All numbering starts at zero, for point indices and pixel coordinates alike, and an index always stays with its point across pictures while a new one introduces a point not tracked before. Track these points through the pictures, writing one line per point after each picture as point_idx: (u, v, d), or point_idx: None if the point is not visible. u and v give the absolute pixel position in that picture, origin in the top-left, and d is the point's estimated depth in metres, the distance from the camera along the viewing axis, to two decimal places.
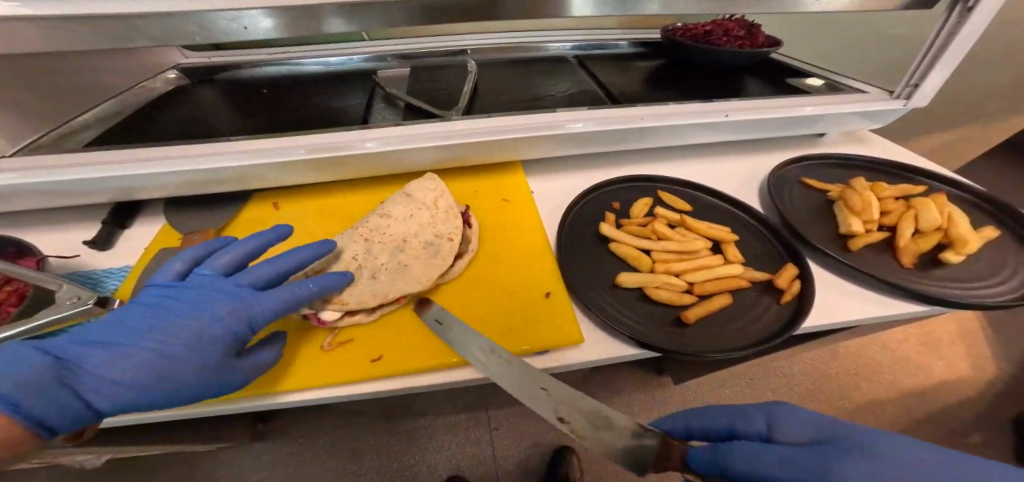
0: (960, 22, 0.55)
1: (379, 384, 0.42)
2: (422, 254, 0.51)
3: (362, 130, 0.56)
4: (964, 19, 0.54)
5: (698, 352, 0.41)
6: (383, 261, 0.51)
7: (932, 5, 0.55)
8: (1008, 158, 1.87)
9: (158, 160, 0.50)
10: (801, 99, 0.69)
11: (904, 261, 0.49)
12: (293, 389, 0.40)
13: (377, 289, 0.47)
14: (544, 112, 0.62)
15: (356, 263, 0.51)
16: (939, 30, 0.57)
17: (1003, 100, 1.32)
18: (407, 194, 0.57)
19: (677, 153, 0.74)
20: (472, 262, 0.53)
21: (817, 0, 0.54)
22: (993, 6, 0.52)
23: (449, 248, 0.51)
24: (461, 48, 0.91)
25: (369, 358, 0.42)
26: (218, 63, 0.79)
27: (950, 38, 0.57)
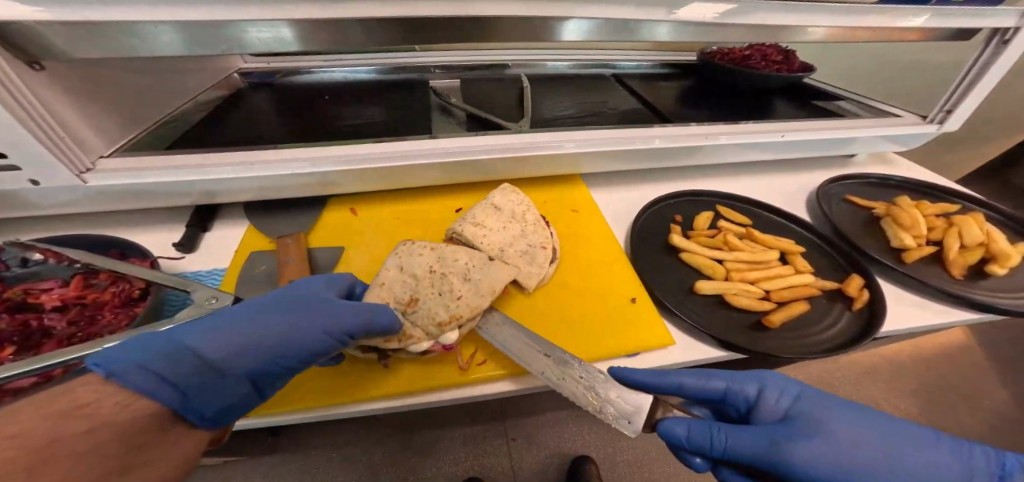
0: (995, 53, 0.61)
1: (488, 388, 0.44)
2: (518, 264, 0.50)
3: (445, 140, 0.58)
4: (999, 51, 0.60)
5: (783, 355, 0.44)
6: (465, 262, 0.49)
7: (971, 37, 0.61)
8: (981, 185, 2.03)
9: (255, 164, 0.50)
10: (841, 123, 0.75)
11: (955, 272, 0.54)
12: (409, 393, 0.42)
13: (477, 288, 0.46)
14: (614, 129, 0.65)
15: (436, 276, 0.47)
16: (976, 59, 0.63)
17: (991, 130, 1.44)
18: (494, 204, 0.55)
19: (722, 169, 0.79)
20: (559, 273, 0.54)
21: (872, 34, 0.59)
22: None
23: (545, 256, 0.51)
24: (509, 64, 0.95)
25: (477, 361, 0.45)
26: (278, 68, 0.80)
27: (985, 67, 0.63)
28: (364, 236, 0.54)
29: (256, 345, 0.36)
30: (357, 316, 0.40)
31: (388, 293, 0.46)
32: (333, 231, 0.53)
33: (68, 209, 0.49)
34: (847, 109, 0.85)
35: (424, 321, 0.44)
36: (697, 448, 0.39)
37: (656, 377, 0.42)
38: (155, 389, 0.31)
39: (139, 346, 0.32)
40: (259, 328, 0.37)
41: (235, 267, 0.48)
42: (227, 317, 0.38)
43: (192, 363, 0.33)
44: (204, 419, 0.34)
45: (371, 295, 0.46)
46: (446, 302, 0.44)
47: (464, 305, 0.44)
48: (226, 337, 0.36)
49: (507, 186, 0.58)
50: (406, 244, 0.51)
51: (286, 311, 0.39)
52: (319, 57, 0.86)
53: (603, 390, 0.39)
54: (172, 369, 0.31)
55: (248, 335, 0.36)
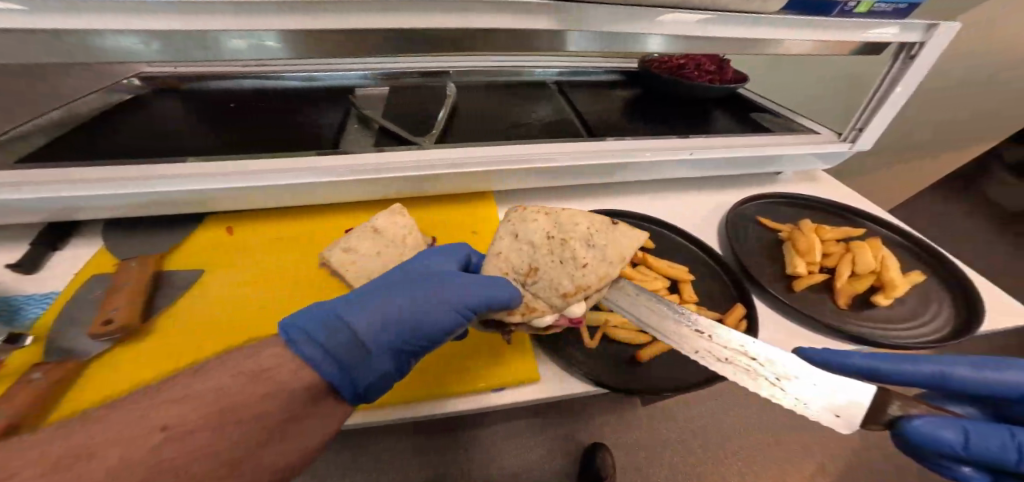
0: (903, 69, 0.59)
1: None
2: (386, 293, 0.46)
3: (328, 158, 0.55)
4: (906, 67, 0.58)
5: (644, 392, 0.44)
6: (583, 228, 0.49)
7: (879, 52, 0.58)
8: (947, 194, 2.03)
9: (106, 183, 0.47)
10: (762, 141, 0.73)
11: (841, 301, 0.53)
12: None
13: (600, 255, 0.47)
14: (519, 146, 0.63)
15: (556, 244, 0.48)
16: (884, 74, 0.61)
17: None
18: (373, 227, 0.50)
19: (646, 186, 0.77)
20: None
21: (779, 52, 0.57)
22: (931, 57, 0.56)
23: None
24: (441, 70, 0.91)
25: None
26: (184, 73, 0.77)
27: (893, 83, 0.61)
28: (229, 257, 0.51)
29: (393, 320, 0.41)
30: (453, 291, 0.42)
31: (506, 263, 0.49)
32: (199, 252, 0.51)
33: None
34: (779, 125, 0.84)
35: (548, 294, 0.45)
36: (975, 454, 0.34)
37: (913, 362, 0.39)
38: (310, 360, 0.36)
39: (334, 328, 0.38)
40: (400, 305, 0.42)
41: (67, 291, 0.46)
42: (387, 293, 0.43)
43: (344, 336, 0.38)
44: (352, 391, 0.38)
45: (492, 267, 0.49)
46: (569, 272, 0.46)
47: (590, 276, 0.45)
48: (377, 314, 0.41)
49: (396, 207, 0.53)
50: (519, 210, 0.51)
51: (419, 288, 0.43)
52: (236, 60, 0.83)
53: (743, 362, 0.41)
54: (330, 344, 0.37)
55: (410, 308, 0.41)
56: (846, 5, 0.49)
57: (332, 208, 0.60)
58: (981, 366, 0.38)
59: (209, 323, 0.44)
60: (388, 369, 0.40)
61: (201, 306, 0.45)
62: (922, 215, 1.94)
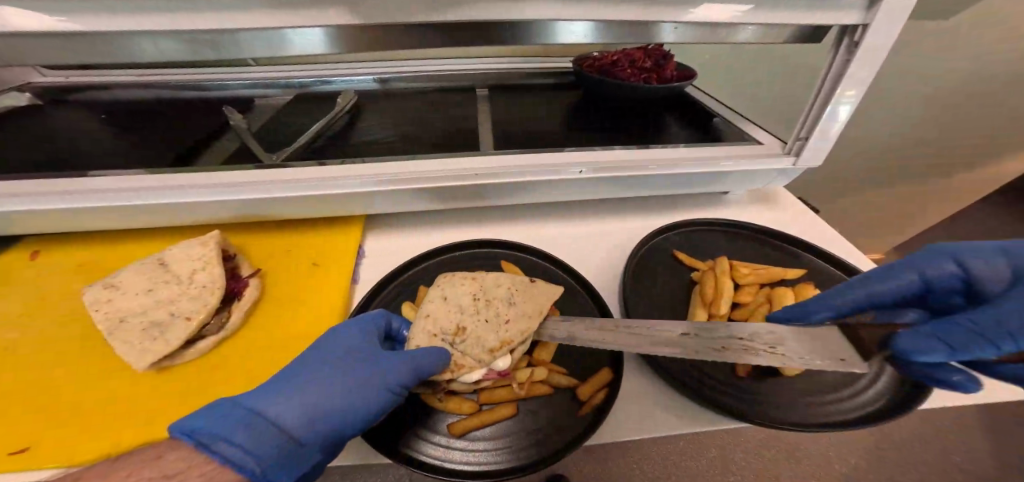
0: (848, 61, 0.45)
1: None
2: (136, 340, 0.37)
3: (134, 175, 0.47)
4: (850, 57, 0.44)
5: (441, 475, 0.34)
6: (507, 285, 0.44)
7: (816, 39, 0.45)
8: (1002, 209, 1.72)
9: None
10: (697, 153, 0.59)
11: (740, 369, 0.40)
12: None
13: (523, 309, 0.42)
14: (374, 162, 0.53)
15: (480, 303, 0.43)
16: (827, 69, 0.47)
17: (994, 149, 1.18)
18: (162, 258, 0.43)
19: (555, 207, 0.65)
20: (225, 344, 0.42)
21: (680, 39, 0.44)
22: (881, 43, 0.43)
23: (181, 333, 0.38)
24: (351, 75, 0.83)
25: (10, 449, 0.32)
26: (74, 84, 0.74)
27: (838, 80, 0.47)
28: (7, 286, 0.45)
29: (324, 405, 0.34)
30: (409, 359, 0.38)
31: (433, 327, 0.41)
32: None
33: None
34: (730, 131, 0.69)
35: (476, 350, 0.40)
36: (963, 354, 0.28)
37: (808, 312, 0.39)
38: (235, 463, 0.28)
39: (221, 415, 0.30)
40: (335, 385, 0.35)
41: None
42: (299, 370, 0.36)
43: (268, 432, 0.30)
44: None
45: (418, 332, 0.41)
46: (494, 329, 0.41)
47: (512, 330, 0.40)
48: (294, 400, 0.33)
49: (207, 234, 0.46)
50: (444, 274, 0.45)
51: (349, 364, 0.37)
52: (137, 70, 0.80)
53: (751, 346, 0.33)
54: (247, 443, 0.29)
55: (328, 389, 0.35)
56: None
57: (158, 232, 0.53)
58: (843, 291, 0.38)
59: None
60: (317, 460, 0.33)
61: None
62: (968, 233, 1.65)
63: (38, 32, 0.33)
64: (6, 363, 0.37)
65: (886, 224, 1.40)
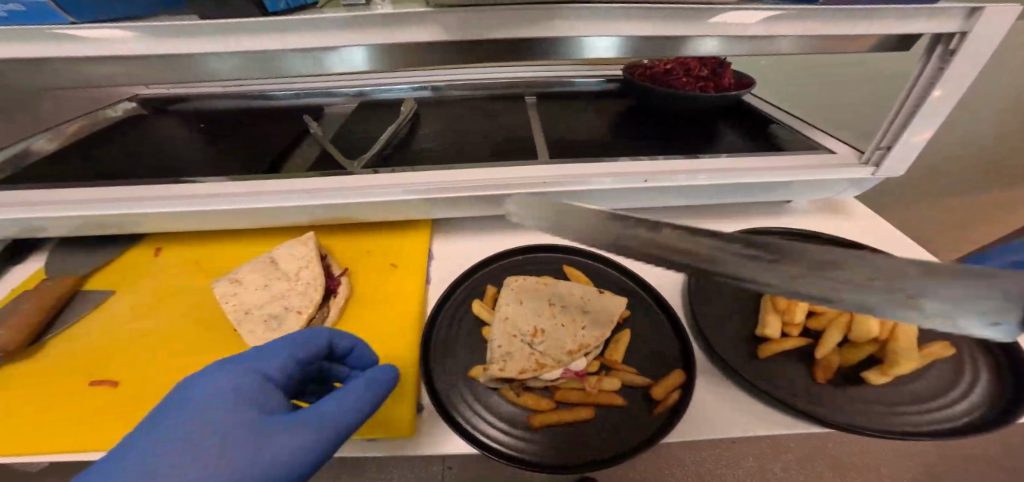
0: (942, 68, 0.44)
1: None
2: (258, 330, 0.43)
3: (243, 182, 0.53)
4: (945, 64, 0.43)
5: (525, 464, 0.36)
6: (580, 294, 0.46)
7: (907, 46, 0.44)
8: None
9: (44, 206, 0.50)
10: (761, 162, 0.59)
11: (819, 377, 0.41)
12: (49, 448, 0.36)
13: (598, 316, 0.43)
14: (449, 171, 0.57)
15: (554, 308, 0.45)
16: (916, 75, 0.46)
17: None
18: (271, 257, 0.49)
19: (612, 213, 0.66)
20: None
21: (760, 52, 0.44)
22: (982, 49, 0.42)
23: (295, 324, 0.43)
24: (411, 85, 0.88)
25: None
26: (174, 95, 0.83)
27: (928, 87, 0.46)
28: (139, 276, 0.51)
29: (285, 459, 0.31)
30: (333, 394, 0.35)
31: (513, 327, 0.42)
32: (118, 271, 0.52)
33: None
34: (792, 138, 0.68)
35: (555, 351, 0.41)
36: None
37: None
38: None
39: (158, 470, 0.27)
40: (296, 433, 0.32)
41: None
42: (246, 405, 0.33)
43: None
44: None
45: (497, 331, 0.42)
46: (572, 333, 0.42)
47: (591, 336, 0.42)
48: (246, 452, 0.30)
49: (304, 235, 0.52)
50: (515, 278, 0.47)
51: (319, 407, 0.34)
52: (220, 82, 0.87)
53: None
54: None
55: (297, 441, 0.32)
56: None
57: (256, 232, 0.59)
58: None
59: (86, 346, 0.43)
60: None
61: (90, 330, 0.45)
62: None
63: (188, 57, 0.37)
64: (146, 345, 0.43)
65: (951, 230, 1.32)
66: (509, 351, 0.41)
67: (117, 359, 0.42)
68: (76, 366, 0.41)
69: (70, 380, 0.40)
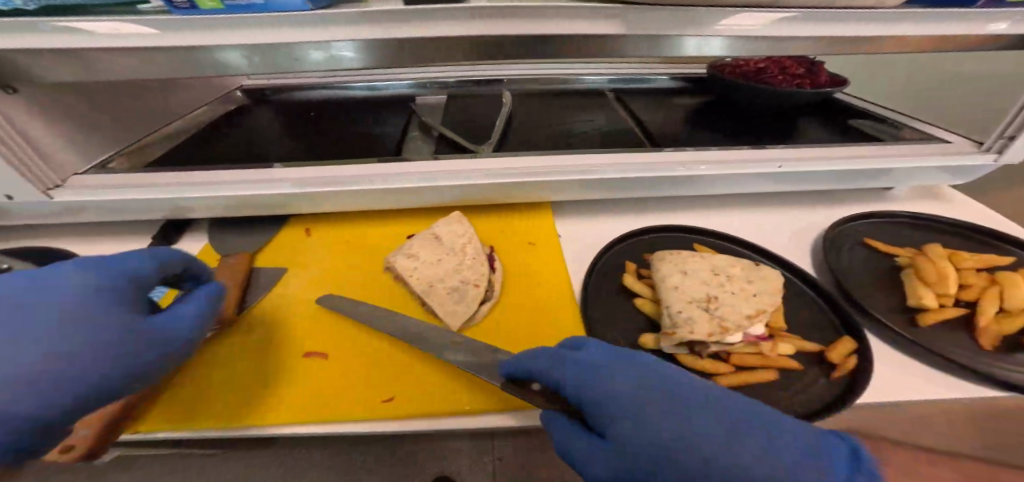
0: None
1: (381, 424, 0.39)
2: (444, 300, 0.47)
3: (393, 164, 0.56)
4: None
5: None
6: (741, 268, 0.47)
7: None
8: None
9: (214, 185, 0.53)
10: (871, 151, 0.62)
11: (986, 343, 0.43)
12: (288, 420, 0.38)
13: (764, 286, 0.45)
14: (579, 156, 0.60)
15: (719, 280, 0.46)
16: None
17: None
18: (434, 234, 0.53)
19: (719, 199, 0.69)
20: (496, 308, 0.50)
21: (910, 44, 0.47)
22: None
23: (475, 295, 0.47)
24: (497, 79, 0.91)
25: (382, 396, 0.40)
26: (275, 86, 0.86)
27: None
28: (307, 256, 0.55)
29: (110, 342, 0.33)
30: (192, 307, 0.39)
31: (685, 296, 0.44)
32: (283, 251, 0.56)
33: (48, 222, 0.54)
34: (885, 130, 0.72)
35: (734, 318, 0.42)
36: None
37: None
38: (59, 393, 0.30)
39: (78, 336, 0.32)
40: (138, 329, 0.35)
41: None
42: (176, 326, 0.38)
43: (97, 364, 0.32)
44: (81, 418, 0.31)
45: (672, 301, 0.44)
46: (745, 302, 0.43)
47: (764, 301, 0.43)
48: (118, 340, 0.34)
49: (455, 214, 0.55)
50: (671, 252, 0.49)
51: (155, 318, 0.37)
52: (315, 74, 0.90)
53: None
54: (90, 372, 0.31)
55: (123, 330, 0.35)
56: None
57: (394, 215, 0.62)
58: None
59: (286, 320, 0.47)
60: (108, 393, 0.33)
61: (282, 307, 0.49)
62: None
63: None
64: (343, 322, 0.48)
65: None
66: (690, 315, 0.43)
67: (320, 334, 0.46)
68: (282, 341, 0.45)
69: (285, 352, 0.44)
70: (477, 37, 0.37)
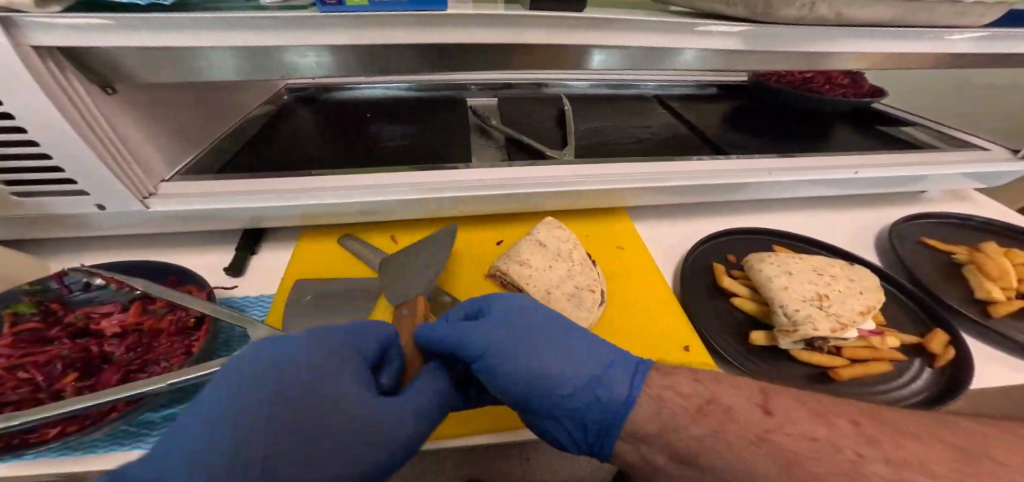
0: None
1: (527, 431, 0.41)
2: (565, 306, 0.48)
3: (488, 170, 0.55)
4: None
5: None
6: (838, 268, 0.50)
7: None
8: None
9: (308, 192, 0.50)
10: (919, 157, 0.68)
11: None
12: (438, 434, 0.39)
13: (864, 284, 0.48)
14: (664, 162, 0.61)
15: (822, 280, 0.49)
16: None
17: None
18: (538, 240, 0.54)
19: (780, 202, 0.72)
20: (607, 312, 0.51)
21: (978, 60, 0.52)
22: None
23: (594, 300, 0.49)
24: (546, 82, 0.91)
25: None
26: (323, 85, 0.81)
27: None
28: None
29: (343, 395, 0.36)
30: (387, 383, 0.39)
31: (797, 295, 0.47)
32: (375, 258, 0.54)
33: (116, 231, 0.49)
34: (917, 137, 0.78)
35: (847, 315, 0.45)
36: None
37: None
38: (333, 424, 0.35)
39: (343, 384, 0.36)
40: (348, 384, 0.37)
41: (279, 295, 0.48)
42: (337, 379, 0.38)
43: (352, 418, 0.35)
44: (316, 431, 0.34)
45: (786, 300, 0.47)
46: (852, 300, 0.46)
47: (871, 298, 0.47)
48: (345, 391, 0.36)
49: (551, 220, 0.57)
50: (770, 254, 0.52)
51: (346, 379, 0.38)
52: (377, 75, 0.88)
53: None
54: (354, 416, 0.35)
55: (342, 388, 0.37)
56: None
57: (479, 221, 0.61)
58: None
59: None
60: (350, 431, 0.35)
61: (394, 318, 0.48)
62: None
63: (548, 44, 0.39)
64: None
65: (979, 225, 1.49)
66: (808, 313, 0.45)
67: None
68: None
69: None
70: (619, 43, 0.43)
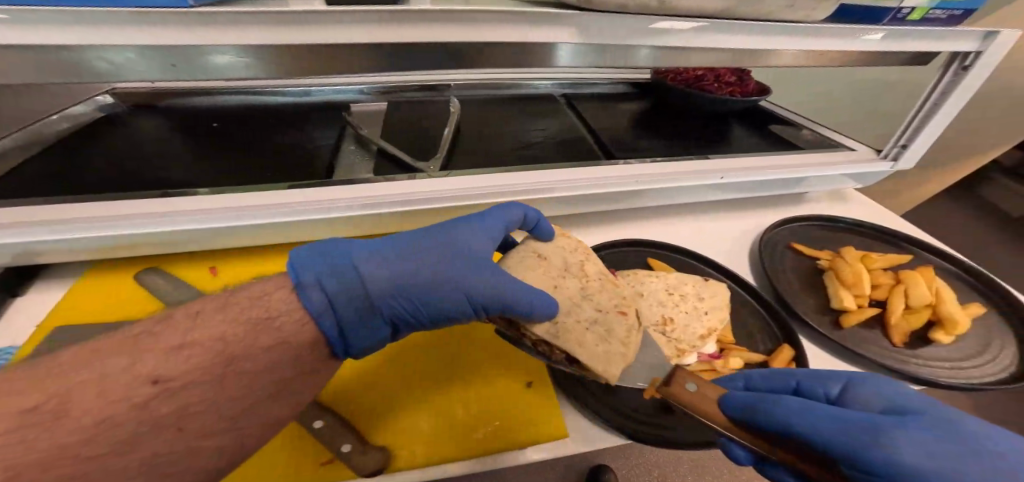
0: (954, 80, 0.54)
1: None
2: (584, 338, 0.40)
3: (321, 189, 0.49)
4: (958, 78, 0.53)
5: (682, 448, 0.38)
6: (691, 286, 0.48)
7: (929, 61, 0.53)
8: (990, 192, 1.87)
9: (77, 223, 0.41)
10: (798, 158, 0.67)
11: (897, 339, 0.48)
12: None
13: (714, 303, 0.46)
14: (531, 172, 0.56)
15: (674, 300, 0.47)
16: (934, 85, 0.56)
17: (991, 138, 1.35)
18: (537, 251, 0.47)
19: (668, 208, 0.70)
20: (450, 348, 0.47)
21: (828, 61, 0.50)
22: (992, 63, 0.51)
23: (623, 328, 0.41)
24: (441, 83, 0.84)
25: (321, 459, 0.37)
26: (164, 89, 0.70)
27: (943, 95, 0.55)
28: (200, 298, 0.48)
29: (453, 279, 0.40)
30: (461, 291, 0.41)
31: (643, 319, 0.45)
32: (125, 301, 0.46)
33: None
34: (806, 137, 0.78)
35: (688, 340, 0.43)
36: None
37: None
38: (321, 310, 0.34)
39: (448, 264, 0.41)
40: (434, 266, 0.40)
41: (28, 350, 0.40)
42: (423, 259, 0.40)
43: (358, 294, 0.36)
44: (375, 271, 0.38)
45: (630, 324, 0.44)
46: (697, 322, 0.45)
47: (715, 317, 0.45)
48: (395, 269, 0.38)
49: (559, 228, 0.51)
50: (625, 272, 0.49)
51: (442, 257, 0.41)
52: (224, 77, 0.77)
53: None
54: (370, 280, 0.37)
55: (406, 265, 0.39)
56: (901, 9, 0.44)
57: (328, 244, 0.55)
58: None
59: None
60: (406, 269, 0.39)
61: None
62: (956, 216, 1.82)
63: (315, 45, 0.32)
64: None
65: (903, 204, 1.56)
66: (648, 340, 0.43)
67: None
68: None
69: None
70: (456, 42, 0.37)
